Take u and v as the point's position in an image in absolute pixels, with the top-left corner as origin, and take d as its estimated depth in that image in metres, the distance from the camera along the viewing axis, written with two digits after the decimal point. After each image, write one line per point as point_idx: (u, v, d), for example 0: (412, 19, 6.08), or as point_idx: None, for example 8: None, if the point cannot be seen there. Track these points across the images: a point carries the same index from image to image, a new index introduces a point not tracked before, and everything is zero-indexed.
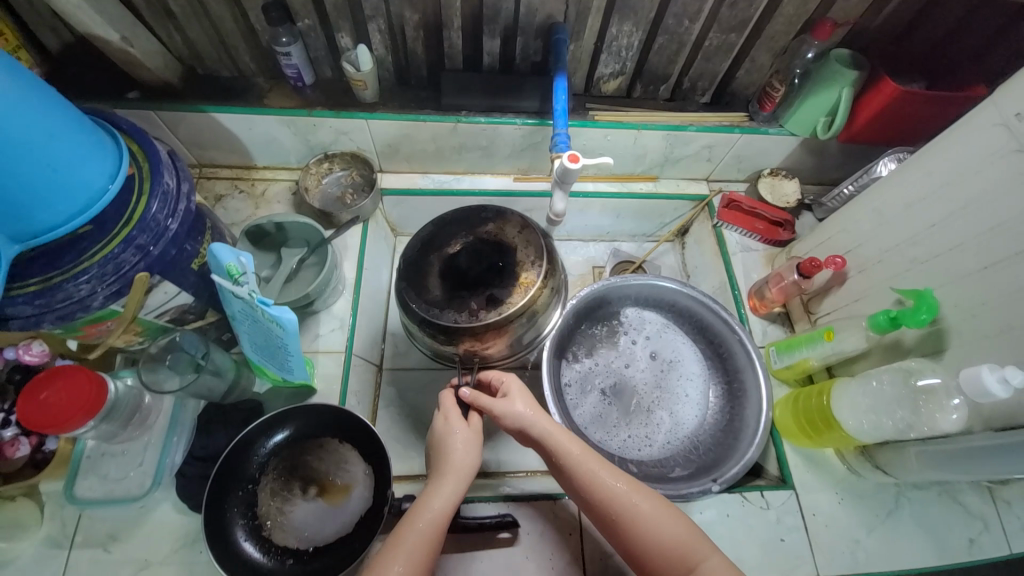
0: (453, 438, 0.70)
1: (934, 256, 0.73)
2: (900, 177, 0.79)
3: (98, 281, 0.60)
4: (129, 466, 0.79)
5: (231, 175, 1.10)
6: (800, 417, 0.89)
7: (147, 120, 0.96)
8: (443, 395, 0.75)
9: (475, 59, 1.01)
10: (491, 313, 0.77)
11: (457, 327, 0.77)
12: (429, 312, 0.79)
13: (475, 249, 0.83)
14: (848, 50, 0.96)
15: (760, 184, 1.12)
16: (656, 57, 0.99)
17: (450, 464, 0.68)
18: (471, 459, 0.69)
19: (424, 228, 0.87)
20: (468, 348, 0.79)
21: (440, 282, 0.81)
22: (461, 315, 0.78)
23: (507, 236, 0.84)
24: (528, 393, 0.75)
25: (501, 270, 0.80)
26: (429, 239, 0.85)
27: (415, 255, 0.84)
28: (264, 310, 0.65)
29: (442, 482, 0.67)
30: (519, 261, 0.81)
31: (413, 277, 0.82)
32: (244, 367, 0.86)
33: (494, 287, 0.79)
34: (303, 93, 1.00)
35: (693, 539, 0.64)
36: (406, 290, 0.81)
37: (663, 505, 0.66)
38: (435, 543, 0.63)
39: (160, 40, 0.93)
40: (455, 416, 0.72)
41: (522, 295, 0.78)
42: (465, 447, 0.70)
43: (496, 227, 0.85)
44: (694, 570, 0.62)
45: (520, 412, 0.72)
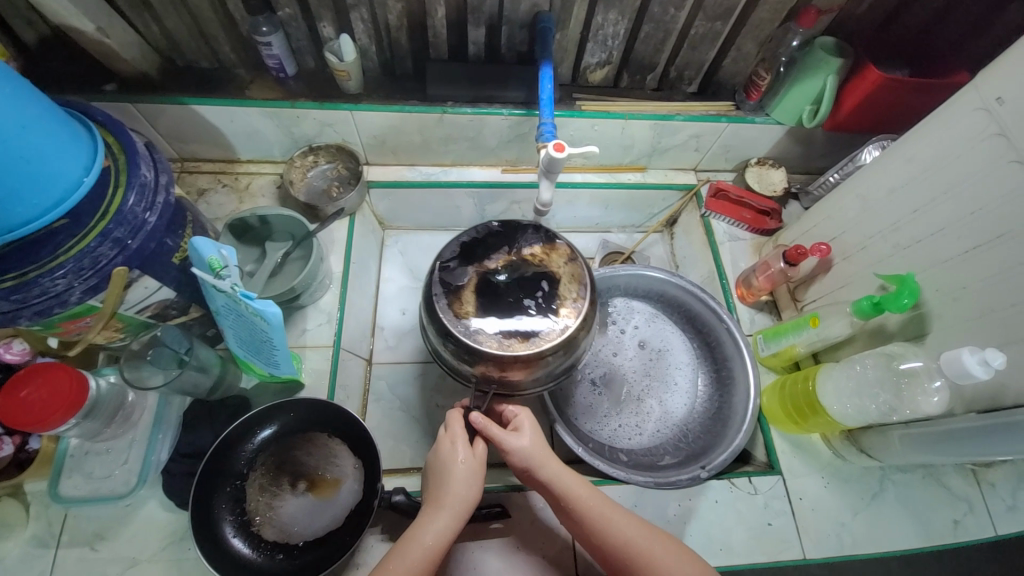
0: (454, 467, 0.69)
1: (917, 241, 0.74)
2: (884, 163, 0.79)
3: (75, 275, 0.59)
4: (113, 464, 0.78)
5: (213, 169, 1.08)
6: (785, 403, 0.90)
7: (126, 114, 0.94)
8: (450, 414, 0.73)
9: (460, 49, 1.00)
10: (526, 345, 0.65)
11: (484, 353, 0.64)
12: (453, 326, 0.66)
13: (514, 271, 0.70)
14: (833, 38, 0.96)
15: (747, 174, 1.12)
16: (642, 46, 0.99)
17: (448, 496, 0.68)
18: (469, 493, 0.68)
19: (462, 237, 0.74)
20: (492, 374, 0.67)
21: (470, 300, 0.68)
22: (490, 340, 0.65)
23: (553, 266, 0.71)
24: (539, 433, 0.73)
25: (542, 299, 0.68)
26: (471, 250, 0.72)
27: (454, 261, 0.71)
28: (247, 304, 0.65)
29: (439, 514, 0.67)
30: (560, 294, 0.69)
31: (444, 286, 0.69)
32: (230, 363, 0.84)
33: (532, 320, 0.67)
34: (285, 85, 0.98)
35: None
36: (438, 297, 0.68)
37: (674, 551, 0.67)
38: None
39: (137, 30, 0.91)
40: (457, 444, 0.70)
41: (563, 332, 0.66)
42: (465, 479, 0.69)
43: (541, 252, 0.72)
44: None
45: (528, 449, 0.70)
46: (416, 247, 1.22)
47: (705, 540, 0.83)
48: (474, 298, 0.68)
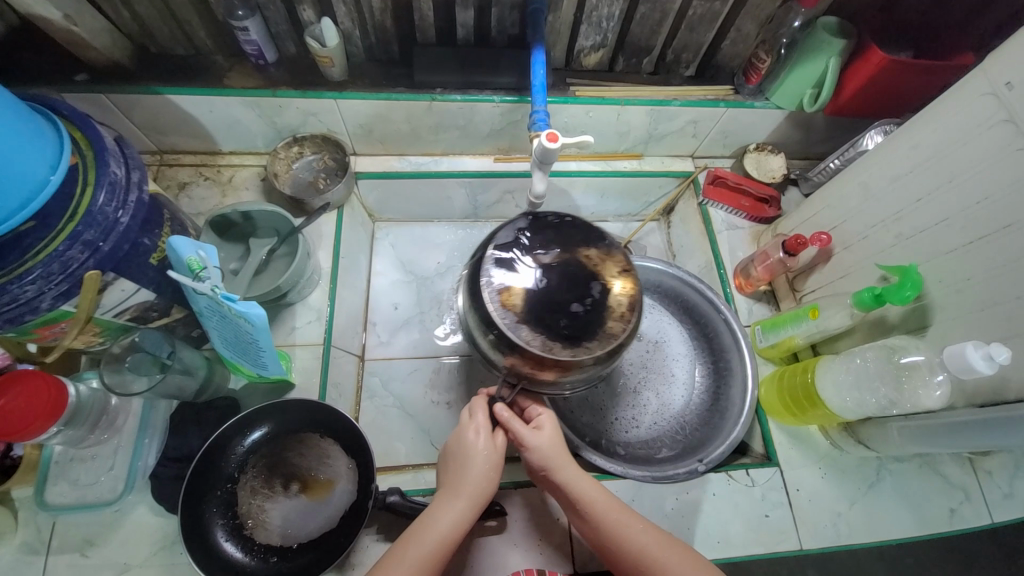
0: (474, 455, 0.69)
1: (920, 231, 0.72)
2: (887, 150, 0.77)
3: (45, 281, 0.56)
4: (99, 470, 0.76)
5: (194, 161, 1.04)
6: (784, 395, 0.89)
7: (99, 105, 0.89)
8: (474, 401, 0.73)
9: (448, 32, 0.95)
10: (567, 352, 0.64)
11: (525, 349, 0.64)
12: (497, 316, 0.65)
13: (571, 270, 0.67)
14: (836, 18, 0.92)
15: (745, 160, 1.10)
16: (638, 28, 0.95)
17: (465, 488, 0.68)
18: (486, 486, 0.69)
19: (519, 223, 0.72)
20: (527, 370, 0.66)
21: (521, 294, 0.66)
22: (533, 338, 0.65)
23: (608, 273, 0.68)
24: (559, 434, 0.72)
25: (591, 307, 0.66)
26: (529, 241, 0.69)
27: (509, 247, 0.69)
28: (229, 306, 0.62)
29: (454, 504, 0.67)
30: (611, 306, 0.67)
31: (495, 272, 0.68)
32: (217, 364, 0.82)
33: (580, 327, 0.65)
34: (266, 72, 0.94)
35: None
36: (487, 283, 0.67)
37: (688, 563, 0.66)
38: (434, 566, 0.64)
39: (107, 16, 0.86)
40: (478, 434, 0.70)
41: (606, 346, 0.65)
42: (484, 471, 0.69)
43: (599, 255, 0.69)
44: None
45: (548, 448, 0.70)
46: (407, 240, 1.19)
47: (704, 533, 0.83)
48: (523, 290, 0.66)
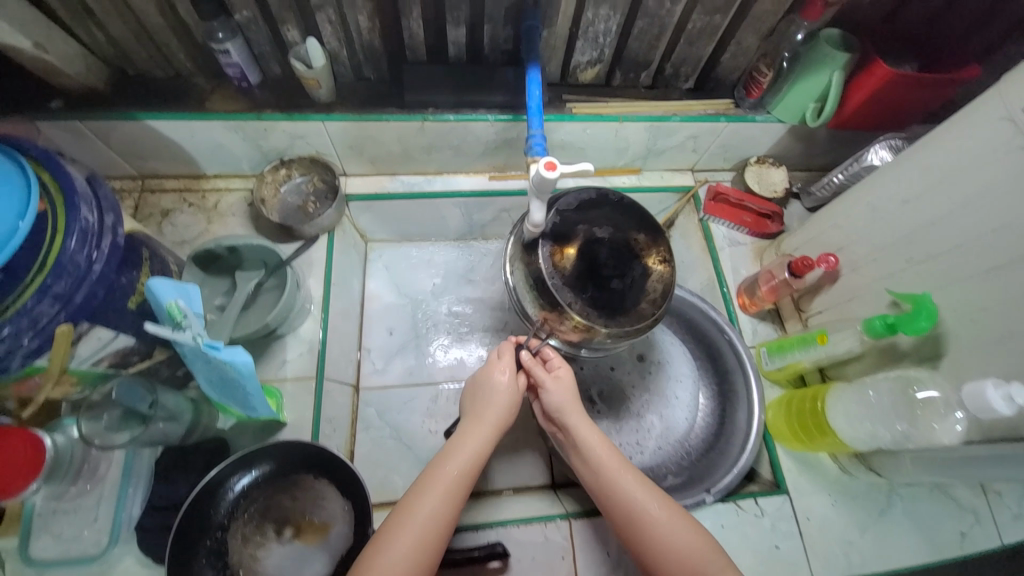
0: (497, 391, 0.76)
1: (932, 257, 0.70)
2: (895, 172, 0.74)
3: (13, 339, 0.52)
4: (82, 523, 0.72)
5: (177, 186, 1.00)
6: (793, 420, 0.86)
7: (75, 133, 0.85)
8: (503, 344, 0.79)
9: (439, 49, 0.92)
10: (601, 321, 0.72)
11: (567, 308, 0.70)
12: (546, 273, 0.72)
13: (619, 248, 0.76)
14: (839, 31, 0.89)
15: (747, 174, 1.07)
16: (636, 43, 0.92)
17: (489, 421, 0.74)
18: (506, 420, 0.75)
19: (580, 195, 0.79)
20: (558, 324, 0.74)
21: (575, 259, 0.74)
22: (574, 301, 0.72)
23: (649, 259, 0.77)
24: (574, 380, 0.78)
25: (629, 287, 0.74)
26: (586, 212, 0.78)
27: (570, 216, 0.77)
28: (213, 356, 0.59)
29: (476, 432, 0.73)
30: (647, 289, 0.75)
31: (550, 236, 0.75)
32: (205, 405, 0.79)
33: (616, 301, 0.73)
34: (249, 95, 0.90)
35: (700, 551, 0.65)
36: (542, 242, 0.74)
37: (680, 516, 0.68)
38: (461, 490, 0.69)
39: (79, 39, 0.81)
40: (503, 373, 0.76)
41: (636, 323, 0.73)
42: (504, 406, 0.75)
43: (644, 242, 0.78)
44: None
45: (562, 393, 0.76)
46: (401, 261, 1.15)
47: None
48: (572, 259, 0.74)
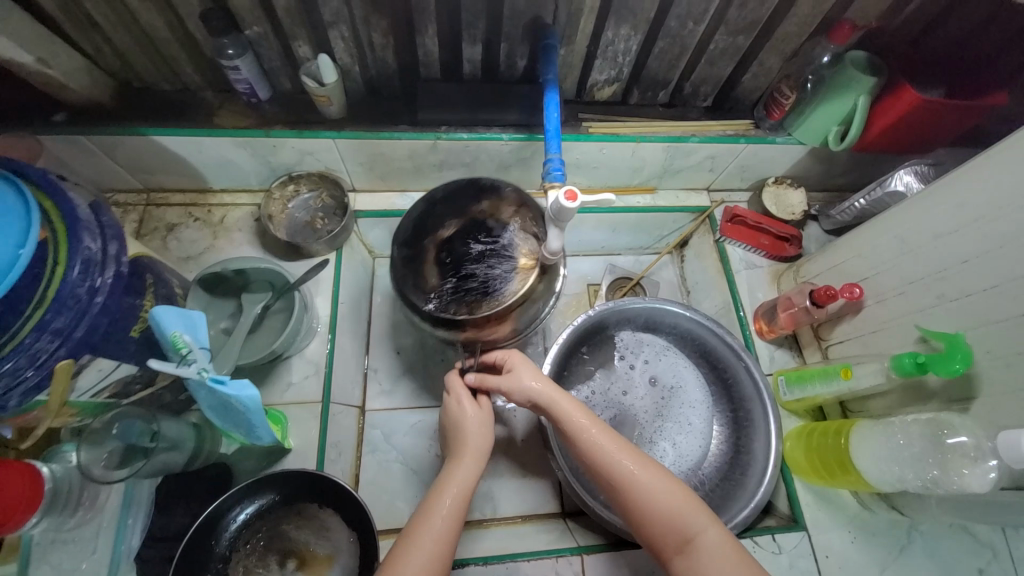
0: (466, 420, 0.73)
1: (964, 296, 0.68)
2: (925, 205, 0.72)
3: (11, 377, 0.50)
4: (82, 555, 0.69)
5: (184, 200, 0.98)
6: (813, 455, 0.83)
7: (79, 146, 0.83)
8: (449, 376, 0.76)
9: (454, 65, 0.89)
10: (494, 305, 0.71)
11: (462, 319, 0.69)
12: (428, 306, 0.71)
13: (469, 235, 0.77)
14: (864, 53, 0.87)
15: (764, 195, 1.04)
16: (655, 63, 0.89)
17: (467, 447, 0.71)
18: (485, 443, 0.71)
19: (417, 214, 0.78)
20: (471, 334, 0.71)
21: (434, 270, 0.74)
22: (458, 306, 0.71)
23: (503, 217, 0.77)
24: (531, 365, 0.74)
25: (499, 257, 0.75)
26: (427, 215, 0.77)
27: (413, 242, 0.76)
28: (219, 390, 0.58)
29: (459, 464, 0.69)
30: (513, 248, 0.75)
31: (412, 266, 0.75)
32: (208, 430, 0.77)
33: (488, 279, 0.73)
34: (259, 110, 0.88)
35: (684, 506, 0.63)
36: (407, 277, 0.73)
37: (661, 474, 0.65)
38: (456, 523, 0.64)
39: (85, 52, 0.80)
40: (467, 401, 0.74)
41: (520, 280, 0.73)
42: (478, 428, 0.72)
43: (490, 207, 0.78)
44: (690, 539, 0.61)
45: (528, 387, 0.72)
46: None
47: None
48: (436, 273, 0.74)
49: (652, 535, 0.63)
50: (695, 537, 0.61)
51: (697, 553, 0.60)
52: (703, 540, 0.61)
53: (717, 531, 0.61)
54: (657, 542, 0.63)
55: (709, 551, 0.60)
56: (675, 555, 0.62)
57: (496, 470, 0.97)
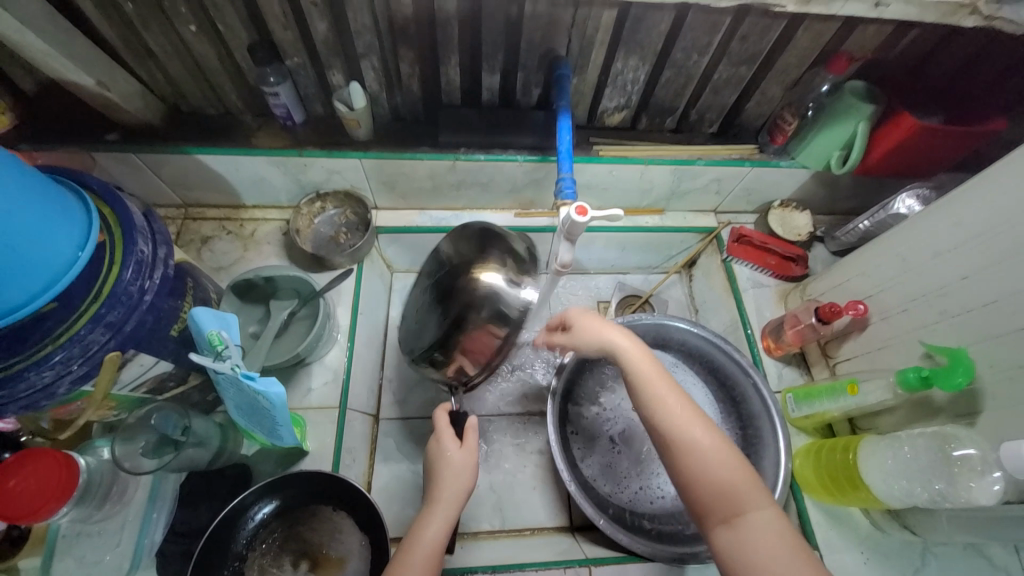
0: (447, 460, 0.72)
1: (966, 312, 0.69)
2: (925, 224, 0.75)
3: (65, 365, 0.55)
4: (105, 548, 0.73)
5: (218, 215, 1.05)
6: (822, 471, 0.84)
7: (128, 163, 0.91)
8: (436, 415, 0.77)
9: (473, 93, 0.96)
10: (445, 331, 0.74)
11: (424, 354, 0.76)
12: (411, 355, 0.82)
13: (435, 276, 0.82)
14: (863, 82, 0.91)
15: (770, 217, 1.08)
16: (662, 91, 0.95)
17: (444, 490, 0.69)
18: (466, 486, 0.70)
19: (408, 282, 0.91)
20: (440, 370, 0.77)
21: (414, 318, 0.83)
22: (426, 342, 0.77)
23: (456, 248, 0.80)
24: (594, 316, 0.73)
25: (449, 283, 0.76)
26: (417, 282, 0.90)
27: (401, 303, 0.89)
28: (249, 385, 0.61)
29: (436, 507, 0.68)
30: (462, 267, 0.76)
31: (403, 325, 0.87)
32: (232, 430, 0.81)
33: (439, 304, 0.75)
34: (292, 132, 0.95)
35: (740, 481, 0.58)
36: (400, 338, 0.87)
37: (723, 443, 0.60)
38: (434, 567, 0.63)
39: (141, 79, 0.88)
40: (449, 440, 0.74)
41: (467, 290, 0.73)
42: (461, 471, 0.71)
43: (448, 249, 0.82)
44: (738, 515, 0.57)
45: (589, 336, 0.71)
46: None
47: None
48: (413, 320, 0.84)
49: (699, 502, 0.59)
50: (747, 513, 0.57)
51: (745, 528, 0.56)
52: (753, 518, 0.56)
53: (773, 513, 0.57)
54: (700, 512, 0.59)
55: (757, 530, 0.56)
56: (719, 525, 0.58)
57: (505, 482, 0.98)
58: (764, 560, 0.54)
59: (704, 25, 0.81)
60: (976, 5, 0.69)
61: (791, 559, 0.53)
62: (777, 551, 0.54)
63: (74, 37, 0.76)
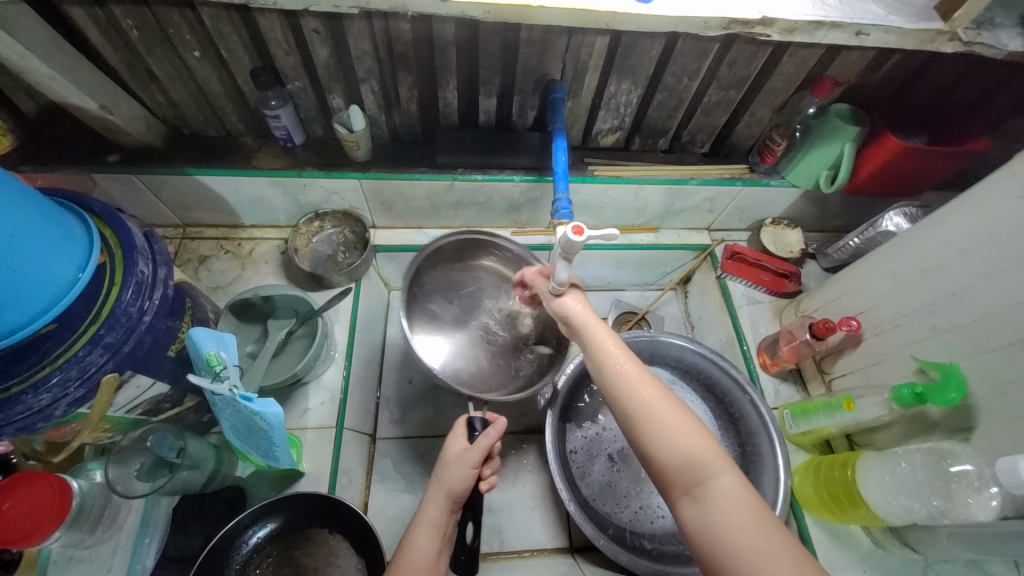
0: (457, 463, 0.70)
1: (956, 327, 0.71)
2: (913, 241, 0.77)
3: (62, 387, 0.54)
4: (96, 574, 0.71)
5: (216, 234, 1.05)
6: (822, 488, 0.83)
7: (128, 184, 0.91)
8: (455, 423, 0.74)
9: (470, 115, 0.98)
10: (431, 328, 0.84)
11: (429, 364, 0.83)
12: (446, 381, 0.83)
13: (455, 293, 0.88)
14: (848, 106, 0.95)
15: (763, 234, 1.10)
16: (655, 113, 0.97)
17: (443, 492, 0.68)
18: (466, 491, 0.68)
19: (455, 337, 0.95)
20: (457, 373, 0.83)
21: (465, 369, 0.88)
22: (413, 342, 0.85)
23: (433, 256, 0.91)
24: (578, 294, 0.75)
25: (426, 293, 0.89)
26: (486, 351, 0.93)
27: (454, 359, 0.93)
28: (246, 406, 0.61)
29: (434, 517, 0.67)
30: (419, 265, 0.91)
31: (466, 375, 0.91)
32: (226, 452, 0.80)
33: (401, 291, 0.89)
34: (292, 153, 0.96)
35: (700, 452, 0.58)
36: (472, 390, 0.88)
37: (685, 417, 0.61)
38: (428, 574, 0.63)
39: (143, 102, 0.89)
40: (458, 437, 0.73)
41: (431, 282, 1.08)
42: (466, 475, 0.69)
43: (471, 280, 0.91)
44: (698, 485, 0.56)
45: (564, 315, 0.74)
46: None
47: None
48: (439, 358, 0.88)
49: (660, 473, 0.59)
50: (707, 481, 0.56)
51: (707, 497, 0.55)
52: (714, 487, 0.56)
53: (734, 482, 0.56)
54: (665, 484, 0.59)
55: (719, 501, 0.55)
56: (682, 497, 0.57)
57: (504, 501, 0.97)
58: (725, 530, 0.53)
59: (693, 51, 0.84)
60: (955, 31, 0.72)
61: (749, 528, 0.52)
62: (737, 518, 0.53)
63: (78, 62, 0.78)
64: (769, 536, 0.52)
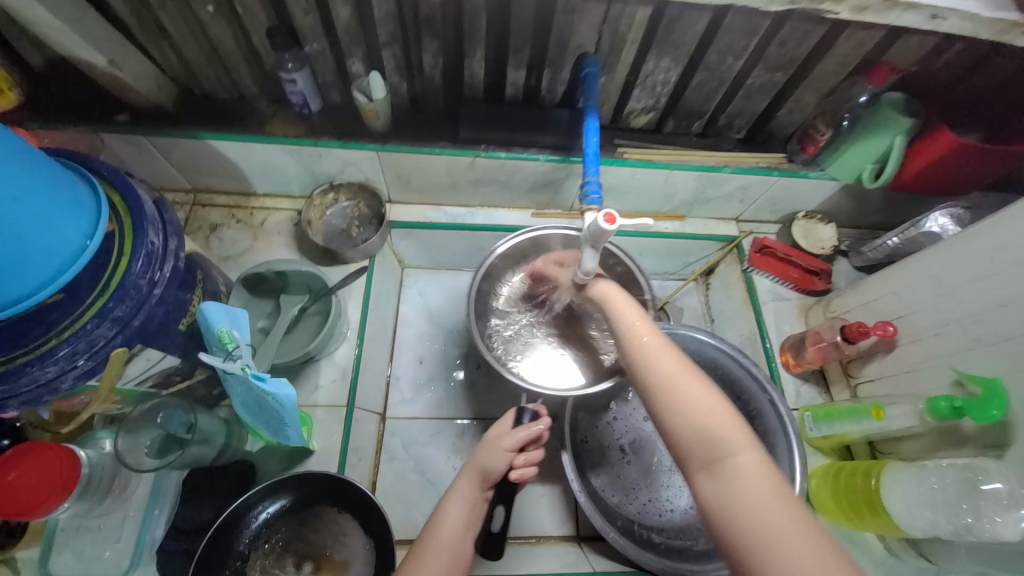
0: (495, 445, 0.70)
1: (1004, 341, 0.67)
2: (964, 246, 0.72)
3: (69, 360, 0.52)
4: (105, 542, 0.71)
5: (228, 202, 1.02)
6: (840, 495, 0.81)
7: (137, 145, 0.88)
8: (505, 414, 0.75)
9: (496, 87, 0.92)
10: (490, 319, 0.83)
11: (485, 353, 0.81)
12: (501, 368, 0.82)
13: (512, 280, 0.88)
14: (902, 95, 0.88)
15: (794, 228, 1.06)
16: (693, 94, 0.91)
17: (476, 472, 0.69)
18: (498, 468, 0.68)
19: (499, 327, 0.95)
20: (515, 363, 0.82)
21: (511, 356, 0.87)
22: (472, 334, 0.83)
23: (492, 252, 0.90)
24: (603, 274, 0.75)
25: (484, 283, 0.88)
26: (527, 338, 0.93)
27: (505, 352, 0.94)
28: (259, 386, 0.59)
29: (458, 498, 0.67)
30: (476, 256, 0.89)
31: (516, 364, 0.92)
32: (236, 427, 0.79)
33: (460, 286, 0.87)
34: (308, 120, 0.92)
35: (721, 427, 0.55)
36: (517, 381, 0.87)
37: (706, 391, 0.59)
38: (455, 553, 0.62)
39: (153, 59, 0.84)
40: (502, 425, 0.73)
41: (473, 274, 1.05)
42: (500, 455, 0.69)
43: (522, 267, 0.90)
44: (717, 459, 0.53)
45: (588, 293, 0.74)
46: (435, 289, 1.14)
47: None
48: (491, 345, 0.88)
49: (678, 448, 0.57)
50: (728, 458, 0.53)
51: (725, 473, 0.53)
52: (735, 462, 0.53)
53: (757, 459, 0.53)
54: (683, 459, 0.56)
55: (740, 477, 0.52)
56: (700, 472, 0.54)
57: None
58: (746, 506, 0.50)
59: (742, 27, 0.78)
60: None
61: (771, 505, 0.49)
62: (759, 494, 0.50)
63: (84, 12, 0.73)
64: (794, 516, 0.48)
